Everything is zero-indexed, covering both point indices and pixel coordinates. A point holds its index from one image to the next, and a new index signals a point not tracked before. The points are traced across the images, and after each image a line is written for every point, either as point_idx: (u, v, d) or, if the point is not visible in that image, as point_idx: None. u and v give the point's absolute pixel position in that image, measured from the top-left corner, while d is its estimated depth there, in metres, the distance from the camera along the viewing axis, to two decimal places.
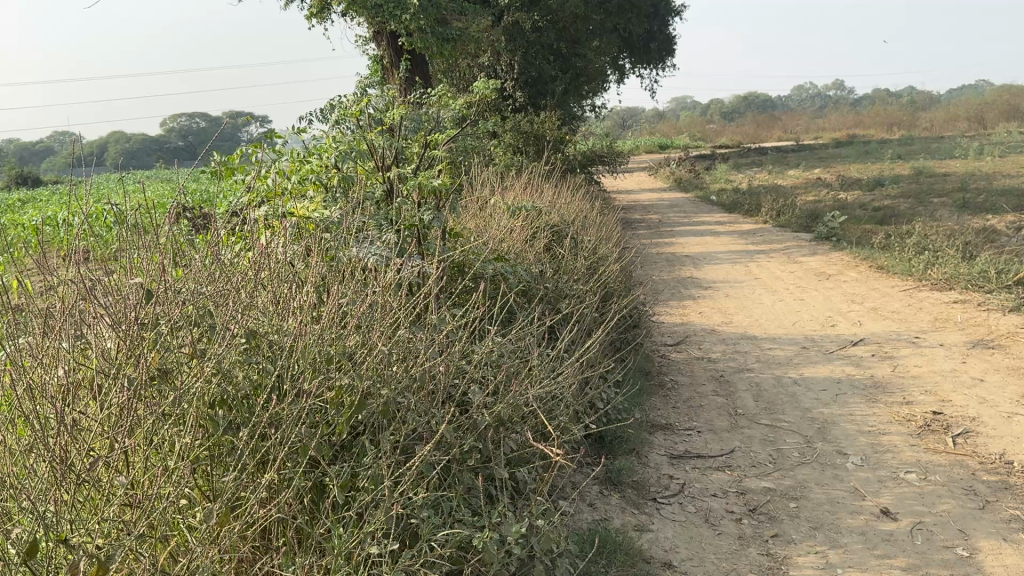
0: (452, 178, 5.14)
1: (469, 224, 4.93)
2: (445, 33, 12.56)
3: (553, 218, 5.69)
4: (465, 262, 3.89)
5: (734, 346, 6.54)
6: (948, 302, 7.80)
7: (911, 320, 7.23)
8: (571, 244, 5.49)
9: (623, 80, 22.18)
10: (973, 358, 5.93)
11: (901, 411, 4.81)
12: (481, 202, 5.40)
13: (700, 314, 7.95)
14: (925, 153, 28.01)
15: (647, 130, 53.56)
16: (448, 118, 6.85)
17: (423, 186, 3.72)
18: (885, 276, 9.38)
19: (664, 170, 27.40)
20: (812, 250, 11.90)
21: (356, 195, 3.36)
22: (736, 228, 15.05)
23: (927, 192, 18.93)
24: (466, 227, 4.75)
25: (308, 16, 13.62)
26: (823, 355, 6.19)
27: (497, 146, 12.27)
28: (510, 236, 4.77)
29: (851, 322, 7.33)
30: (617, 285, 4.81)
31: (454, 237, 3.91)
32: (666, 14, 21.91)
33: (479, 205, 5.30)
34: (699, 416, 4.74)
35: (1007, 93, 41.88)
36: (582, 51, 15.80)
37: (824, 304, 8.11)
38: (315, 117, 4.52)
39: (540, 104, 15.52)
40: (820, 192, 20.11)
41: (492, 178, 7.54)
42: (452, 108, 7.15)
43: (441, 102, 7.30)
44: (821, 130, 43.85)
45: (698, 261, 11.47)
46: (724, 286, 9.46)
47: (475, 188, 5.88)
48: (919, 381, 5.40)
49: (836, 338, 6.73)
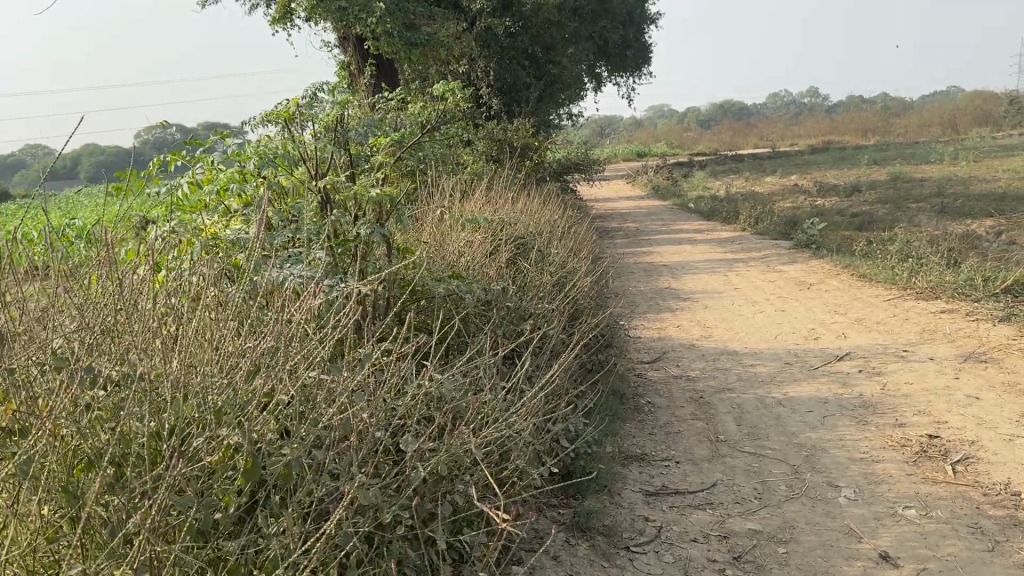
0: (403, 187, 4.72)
1: (422, 235, 4.52)
2: (413, 38, 12.20)
3: (519, 228, 5.30)
4: (412, 281, 3.50)
5: (714, 363, 6.17)
6: (935, 312, 7.49)
7: (898, 332, 6.90)
8: (539, 258, 5.09)
9: (601, 88, 21.91)
10: (966, 373, 5.60)
11: (895, 434, 4.45)
12: (438, 212, 4.99)
13: (678, 327, 7.59)
14: (901, 159, 27.98)
15: (625, 139, 53.46)
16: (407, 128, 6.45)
17: (361, 195, 3.29)
18: (868, 284, 9.08)
19: (642, 178, 27.16)
20: (792, 258, 11.61)
21: (276, 208, 2.94)
22: (715, 236, 14.76)
23: (905, 197, 18.79)
24: (419, 240, 4.34)
25: (272, 22, 13.23)
26: (808, 371, 5.83)
27: (470, 154, 11.90)
28: (467, 249, 4.37)
29: (835, 334, 7.00)
30: (587, 304, 4.43)
31: (401, 252, 3.50)
32: (641, 21, 21.72)
33: (434, 216, 4.89)
34: (678, 444, 4.36)
35: (980, 99, 42.17)
36: (557, 57, 15.46)
37: (807, 315, 7.78)
38: (247, 120, 4.07)
39: (514, 111, 15.18)
40: (798, 199, 19.92)
41: (458, 188, 7.16)
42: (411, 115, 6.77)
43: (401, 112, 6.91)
44: (797, 137, 43.88)
45: (676, 271, 11.15)
46: (703, 297, 9.11)
47: (434, 199, 5.47)
48: (911, 400, 5.04)
49: (820, 353, 6.38)
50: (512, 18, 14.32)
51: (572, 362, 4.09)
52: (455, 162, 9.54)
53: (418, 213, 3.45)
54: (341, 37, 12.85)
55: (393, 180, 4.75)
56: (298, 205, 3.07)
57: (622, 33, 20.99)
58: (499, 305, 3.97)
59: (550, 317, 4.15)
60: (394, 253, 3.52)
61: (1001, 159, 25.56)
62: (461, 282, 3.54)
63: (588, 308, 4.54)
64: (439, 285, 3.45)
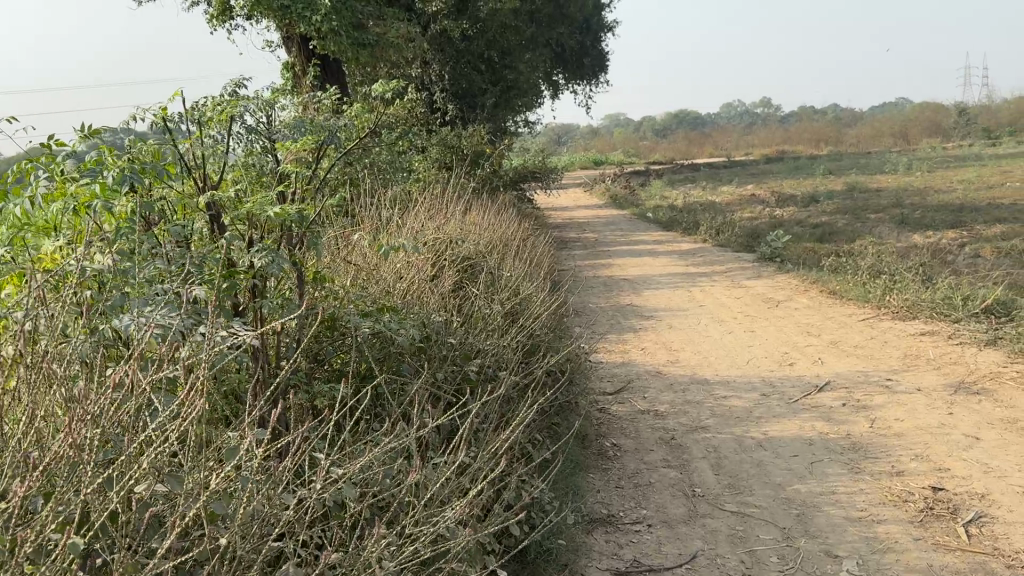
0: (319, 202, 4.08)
1: (353, 255, 3.86)
2: (361, 38, 11.63)
3: (468, 245, 4.68)
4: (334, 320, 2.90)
5: (685, 395, 5.58)
6: (915, 334, 7.04)
7: (877, 358, 6.43)
8: (490, 280, 4.48)
9: (558, 96, 21.43)
10: (959, 408, 5.13)
11: (894, 486, 3.91)
12: (365, 226, 4.33)
13: (642, 351, 7.02)
14: (856, 169, 27.99)
15: (582, 147, 53.29)
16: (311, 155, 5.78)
17: (257, 212, 2.62)
18: (839, 302, 8.63)
19: (600, 186, 26.76)
20: (757, 272, 11.16)
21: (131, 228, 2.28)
22: (675, 248, 14.31)
23: (863, 208, 18.59)
24: (349, 261, 3.69)
25: (210, 18, 12.49)
26: (787, 405, 5.28)
27: (421, 162, 11.26)
28: (404, 275, 3.72)
29: (811, 360, 6.48)
30: (546, 340, 3.84)
31: (317, 280, 2.86)
32: (599, 30, 21.37)
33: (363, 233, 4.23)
34: (649, 501, 3.76)
35: (931, 111, 42.71)
36: (513, 62, 14.92)
37: (779, 337, 7.26)
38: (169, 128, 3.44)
39: (470, 117, 14.59)
40: (757, 209, 19.61)
41: (404, 202, 6.54)
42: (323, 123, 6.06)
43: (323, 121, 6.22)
44: (752, 146, 43.98)
45: (637, 286, 10.62)
46: (668, 315, 8.55)
47: (372, 213, 4.83)
48: (904, 443, 4.53)
49: (798, 382, 5.84)
50: (467, 21, 13.74)
51: (527, 410, 3.50)
52: (402, 172, 8.89)
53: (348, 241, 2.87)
54: (284, 36, 12.15)
55: (315, 191, 4.10)
56: (171, 226, 2.42)
57: (577, 40, 20.58)
58: (441, 342, 3.36)
59: (503, 356, 3.55)
60: (309, 281, 2.88)
61: (955, 170, 25.68)
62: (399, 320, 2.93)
63: (547, 341, 3.95)
64: (366, 325, 2.85)
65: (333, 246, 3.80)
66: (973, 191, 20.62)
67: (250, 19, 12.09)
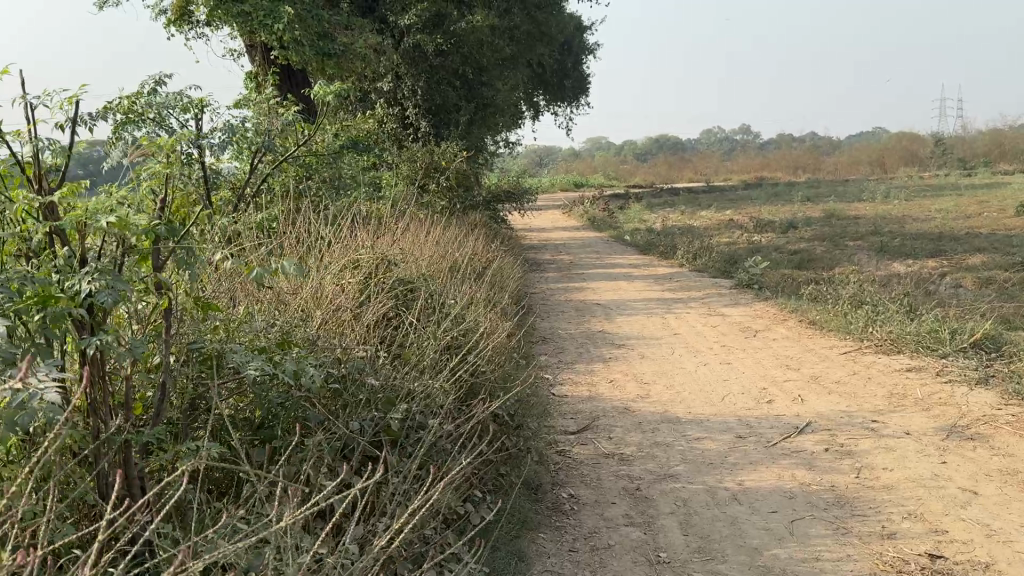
0: (223, 224, 3.59)
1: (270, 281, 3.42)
2: (326, 49, 11.19)
3: (406, 267, 4.20)
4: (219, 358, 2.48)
5: (653, 436, 5.05)
6: (900, 370, 6.60)
7: (861, 397, 5.96)
8: (430, 308, 4.00)
9: (537, 117, 21.10)
10: (953, 457, 4.66)
11: (886, 553, 3.41)
12: (285, 251, 3.85)
13: (611, 383, 6.51)
14: (834, 196, 27.83)
15: (563, 169, 53.07)
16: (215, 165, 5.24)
17: (108, 226, 2.11)
18: (819, 332, 8.19)
19: (577, 208, 26.38)
20: (734, 298, 10.73)
21: None
22: (651, 271, 13.87)
23: (841, 235, 18.31)
24: (260, 287, 3.23)
25: (168, 24, 11.95)
26: (765, 450, 4.78)
27: (389, 178, 10.75)
28: (320, 304, 3.27)
29: (791, 397, 6.01)
30: (489, 378, 3.38)
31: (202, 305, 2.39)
32: (580, 50, 21.08)
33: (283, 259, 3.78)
34: (606, 569, 3.25)
35: (907, 140, 42.89)
36: (489, 80, 14.47)
37: (756, 370, 6.79)
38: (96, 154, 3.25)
39: (443, 135, 13.99)
40: (734, 234, 19.25)
41: (355, 219, 6.04)
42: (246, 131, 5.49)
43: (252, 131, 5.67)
44: (730, 171, 43.93)
45: (610, 311, 10.14)
46: (640, 344, 8.05)
47: (303, 234, 4.36)
48: (895, 499, 4.04)
49: (777, 423, 5.35)
50: (442, 35, 13.28)
51: (463, 465, 3.01)
52: (363, 188, 8.37)
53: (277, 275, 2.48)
54: (248, 45, 11.65)
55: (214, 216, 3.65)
56: None
57: (557, 60, 20.24)
58: (359, 383, 2.90)
59: (436, 400, 3.07)
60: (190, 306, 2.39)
61: (932, 199, 25.60)
62: (308, 361, 2.49)
63: (490, 379, 3.50)
64: (254, 366, 2.38)
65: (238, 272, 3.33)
66: (952, 220, 20.43)
67: (210, 26, 11.57)
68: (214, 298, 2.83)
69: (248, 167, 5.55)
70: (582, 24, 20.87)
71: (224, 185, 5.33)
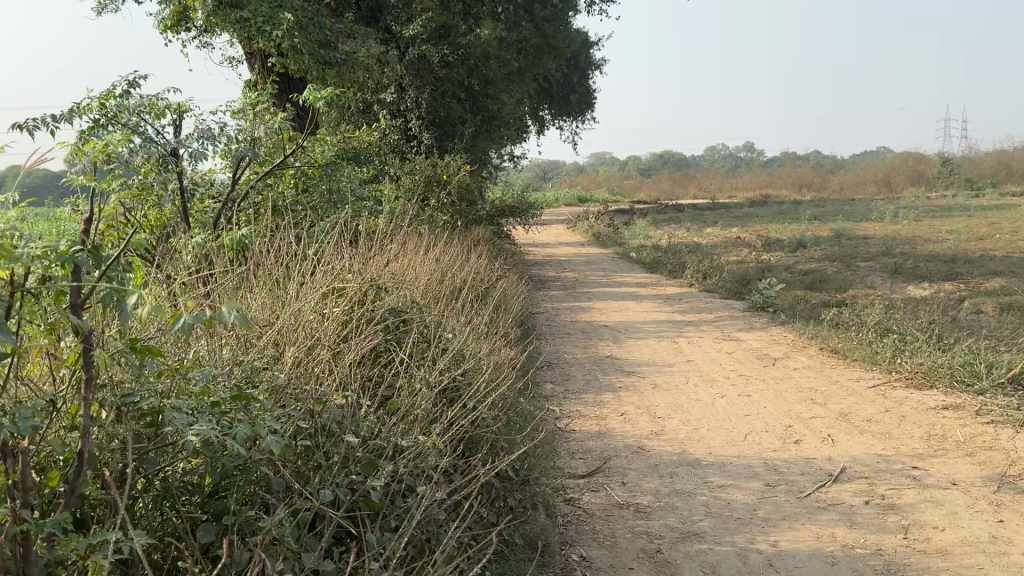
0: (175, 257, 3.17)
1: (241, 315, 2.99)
2: (326, 57, 10.74)
3: (399, 293, 3.72)
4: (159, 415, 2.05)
5: (672, 482, 4.54)
6: (935, 408, 6.10)
7: (896, 438, 5.46)
8: (425, 341, 3.52)
9: (543, 132, 20.70)
10: (1010, 514, 4.16)
11: None
12: (260, 279, 3.39)
13: (623, 417, 5.99)
14: (841, 215, 27.38)
15: (567, 184, 52.59)
16: (191, 174, 4.79)
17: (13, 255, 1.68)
18: (842, 362, 7.69)
19: (582, 224, 25.89)
20: (748, 321, 10.23)
21: None
22: (659, 291, 13.38)
23: (852, 255, 17.81)
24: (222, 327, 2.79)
25: (163, 29, 11.52)
26: (798, 503, 4.29)
27: (389, 191, 10.29)
28: (295, 341, 2.81)
29: (820, 437, 5.50)
30: (492, 427, 2.92)
31: (139, 352, 1.97)
32: (587, 65, 20.70)
33: (256, 289, 3.33)
34: None
35: (914, 159, 42.48)
36: (495, 93, 14.01)
37: (779, 405, 6.28)
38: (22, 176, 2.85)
39: (446, 147, 13.43)
40: (743, 253, 18.76)
41: (346, 237, 5.55)
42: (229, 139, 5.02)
43: (236, 139, 5.21)
44: (735, 188, 43.48)
45: (618, 334, 9.62)
46: (652, 372, 7.54)
47: (284, 256, 3.88)
48: (953, 568, 3.55)
49: (808, 469, 4.85)
50: (448, 47, 12.83)
51: (456, 537, 2.54)
52: (359, 201, 7.90)
53: (244, 319, 2.00)
54: (246, 52, 11.23)
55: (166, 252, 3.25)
56: None
57: (563, 74, 19.87)
58: (335, 441, 2.45)
59: (427, 458, 2.60)
60: (125, 352, 1.97)
61: (942, 220, 25.13)
62: (269, 423, 2.05)
63: (492, 429, 3.03)
64: (196, 429, 1.95)
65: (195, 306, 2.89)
66: (964, 241, 19.94)
67: (207, 32, 11.14)
68: (159, 341, 2.40)
69: (227, 182, 5.16)
70: (590, 40, 20.53)
71: (199, 199, 4.91)
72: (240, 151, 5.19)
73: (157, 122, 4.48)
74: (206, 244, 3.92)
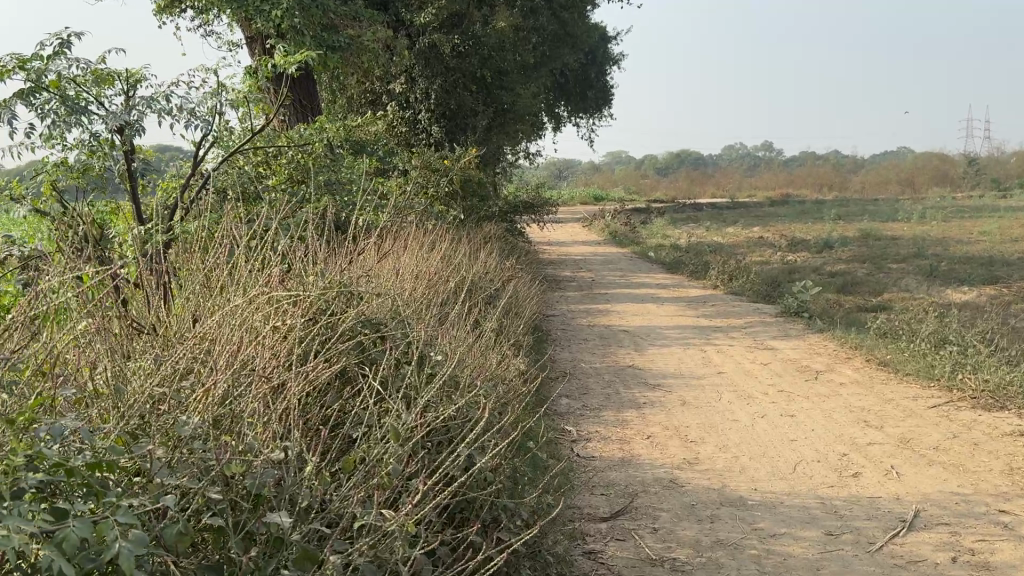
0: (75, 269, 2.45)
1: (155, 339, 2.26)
2: (330, 41, 9.92)
3: (378, 301, 2.97)
4: None
5: (715, 529, 3.76)
6: (1010, 434, 5.29)
7: (972, 473, 4.66)
8: (408, 364, 2.78)
9: (559, 129, 19.95)
10: None
11: None
12: (196, 286, 2.66)
13: (650, 440, 5.21)
14: (867, 215, 26.40)
15: (584, 182, 51.61)
16: (144, 154, 4.06)
17: None
18: (891, 377, 6.89)
19: (598, 223, 25.04)
20: (780, 328, 9.41)
21: None
22: (681, 293, 12.58)
23: (882, 256, 16.90)
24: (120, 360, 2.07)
25: (156, 11, 10.80)
26: (870, 560, 3.51)
27: (393, 183, 9.52)
28: (222, 370, 2.08)
29: (883, 470, 4.70)
30: (491, 489, 2.22)
31: None
32: (605, 60, 19.90)
33: (187, 300, 2.60)
34: None
35: (939, 158, 41.30)
36: (511, 84, 12.95)
37: (829, 428, 5.48)
38: None
39: (457, 140, 12.64)
40: (766, 253, 17.89)
41: (333, 230, 4.74)
42: (200, 116, 4.24)
43: (206, 115, 4.41)
44: (755, 188, 42.49)
45: (640, 341, 8.81)
46: (680, 385, 6.74)
47: (237, 253, 3.12)
48: None
49: (876, 513, 4.06)
50: (459, 35, 11.96)
51: None
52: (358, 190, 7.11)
53: None
54: (246, 36, 10.47)
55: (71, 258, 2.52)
56: None
57: (580, 68, 19.07)
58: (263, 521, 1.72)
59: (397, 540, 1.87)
60: None
61: (971, 220, 24.11)
62: (128, 516, 1.34)
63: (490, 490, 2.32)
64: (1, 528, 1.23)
65: (91, 336, 2.19)
66: (998, 243, 18.97)
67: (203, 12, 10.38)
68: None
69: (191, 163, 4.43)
70: (608, 33, 19.73)
71: (155, 181, 4.18)
72: (211, 130, 4.39)
73: (102, 93, 3.76)
74: (146, 242, 3.20)
